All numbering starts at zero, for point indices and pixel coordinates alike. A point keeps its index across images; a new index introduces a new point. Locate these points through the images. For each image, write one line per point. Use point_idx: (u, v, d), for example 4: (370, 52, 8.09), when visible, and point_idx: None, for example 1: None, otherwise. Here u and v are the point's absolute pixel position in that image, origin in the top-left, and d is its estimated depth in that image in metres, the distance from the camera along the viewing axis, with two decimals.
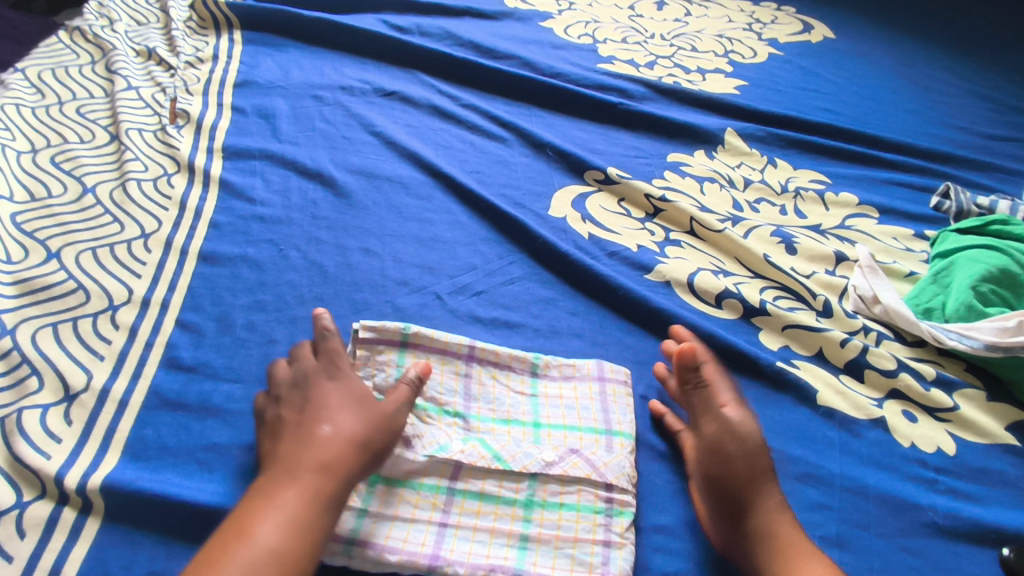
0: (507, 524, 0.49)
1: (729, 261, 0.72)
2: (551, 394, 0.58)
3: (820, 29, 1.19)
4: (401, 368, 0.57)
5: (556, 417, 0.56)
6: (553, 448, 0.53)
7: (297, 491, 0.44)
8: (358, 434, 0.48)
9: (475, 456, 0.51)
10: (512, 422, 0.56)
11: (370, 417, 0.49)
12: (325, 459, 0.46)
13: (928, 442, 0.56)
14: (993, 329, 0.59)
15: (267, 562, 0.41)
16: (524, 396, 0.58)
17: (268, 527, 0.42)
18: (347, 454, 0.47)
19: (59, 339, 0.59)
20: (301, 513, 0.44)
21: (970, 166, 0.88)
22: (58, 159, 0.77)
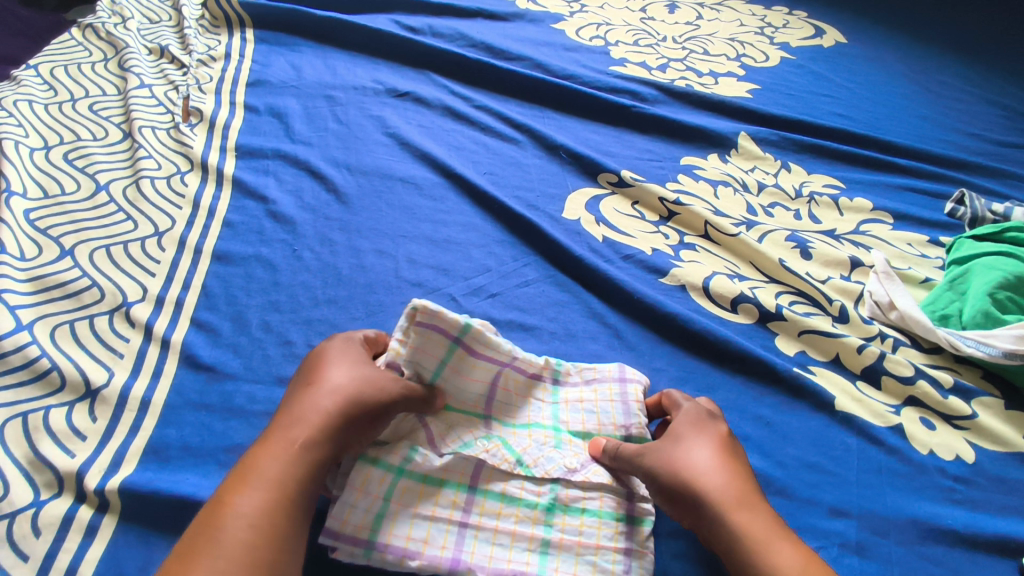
0: (528, 526, 0.48)
1: (744, 265, 0.72)
2: (571, 400, 0.57)
3: (832, 34, 1.19)
4: (446, 367, 0.54)
5: (576, 423, 0.56)
6: (575, 454, 0.53)
7: (273, 454, 0.43)
8: (340, 392, 0.47)
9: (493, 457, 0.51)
10: (536, 430, 0.55)
11: (355, 376, 0.49)
12: (297, 422, 0.45)
13: (947, 450, 0.56)
14: (1011, 337, 0.58)
15: (241, 524, 0.39)
16: (545, 405, 0.57)
17: (243, 492, 0.41)
18: (326, 413, 0.46)
19: (76, 338, 0.59)
20: (277, 473, 0.42)
21: (984, 173, 0.87)
22: (71, 157, 0.77)
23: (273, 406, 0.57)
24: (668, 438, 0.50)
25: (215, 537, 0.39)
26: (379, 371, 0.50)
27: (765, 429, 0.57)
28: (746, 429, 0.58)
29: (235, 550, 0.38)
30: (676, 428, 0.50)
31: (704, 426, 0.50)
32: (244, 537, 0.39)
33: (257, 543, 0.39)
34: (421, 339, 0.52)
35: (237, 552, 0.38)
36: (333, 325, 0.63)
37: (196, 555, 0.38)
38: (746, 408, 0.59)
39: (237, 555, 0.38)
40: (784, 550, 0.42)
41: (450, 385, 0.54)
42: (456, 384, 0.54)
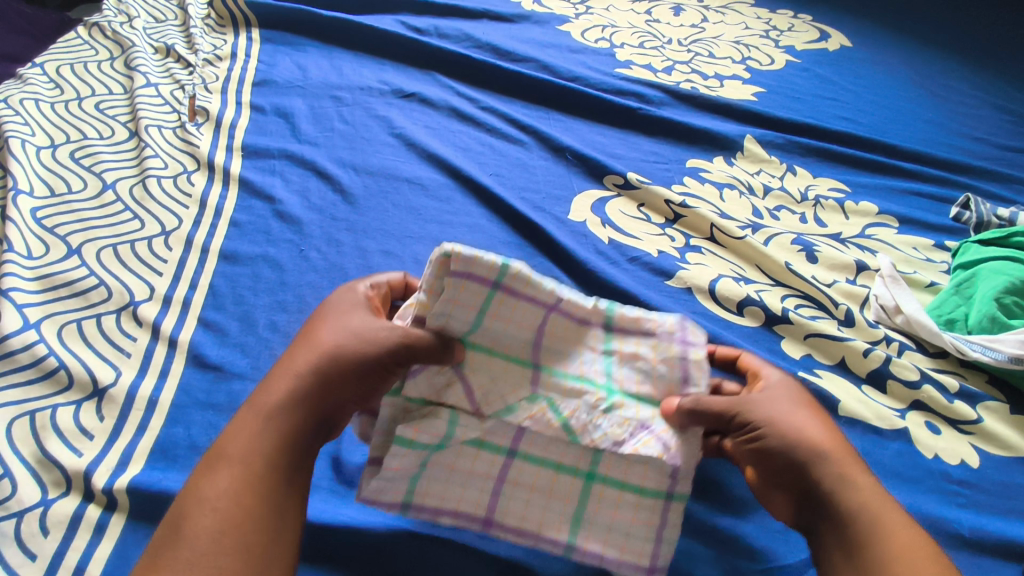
0: (564, 494, 0.49)
1: (750, 269, 0.72)
2: (626, 352, 0.52)
3: (837, 38, 1.19)
4: (484, 313, 0.49)
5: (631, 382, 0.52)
6: (625, 420, 0.50)
7: (244, 432, 0.45)
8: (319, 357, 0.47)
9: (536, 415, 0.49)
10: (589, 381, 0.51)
11: (333, 338, 0.48)
12: (265, 398, 0.46)
13: (952, 454, 0.56)
14: (1016, 341, 0.59)
15: (205, 509, 0.41)
16: (601, 356, 0.52)
17: (213, 475, 0.43)
18: (297, 386, 0.46)
19: (83, 336, 0.59)
20: (246, 451, 0.44)
21: (989, 177, 0.87)
22: (78, 155, 0.77)
23: None
24: (773, 397, 0.49)
25: (183, 519, 0.41)
26: (370, 328, 0.48)
27: None
28: None
29: (200, 534, 0.40)
30: (774, 390, 0.50)
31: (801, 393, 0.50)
32: (207, 518, 0.41)
33: (220, 525, 0.41)
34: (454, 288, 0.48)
35: (202, 539, 0.40)
36: None
37: (169, 544, 0.40)
38: None
39: (202, 539, 0.40)
40: (907, 528, 0.43)
41: (493, 330, 0.50)
42: (498, 332, 0.50)
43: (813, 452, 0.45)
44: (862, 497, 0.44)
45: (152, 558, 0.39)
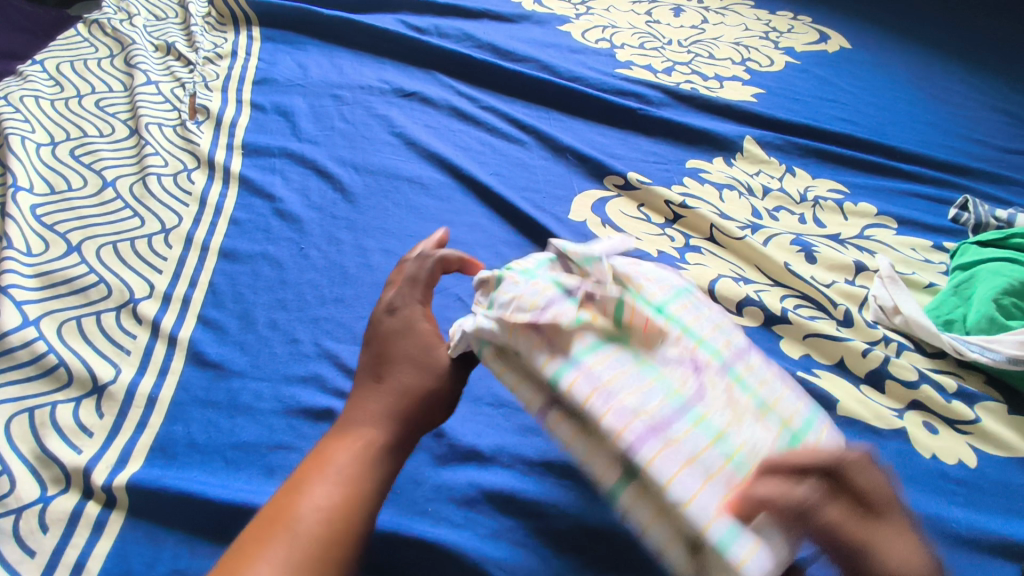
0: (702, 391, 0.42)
1: (749, 269, 0.72)
2: (666, 426, 0.38)
3: (836, 40, 1.19)
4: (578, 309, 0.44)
5: (700, 396, 0.40)
6: (739, 403, 0.41)
7: (345, 448, 0.43)
8: (408, 378, 0.47)
9: (676, 329, 0.45)
10: (681, 386, 0.41)
11: (424, 371, 0.48)
12: (377, 409, 0.46)
13: (950, 454, 0.56)
14: (1014, 342, 0.59)
15: (314, 518, 0.39)
16: (691, 427, 0.38)
17: (316, 483, 0.41)
18: (390, 408, 0.46)
19: (83, 334, 0.59)
20: (348, 464, 0.42)
21: (988, 179, 0.88)
22: (78, 152, 0.77)
23: (281, 404, 0.56)
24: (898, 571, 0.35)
25: (290, 527, 0.39)
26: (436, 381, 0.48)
27: None
28: None
29: (311, 543, 0.38)
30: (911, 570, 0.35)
31: None
32: (318, 530, 0.39)
33: (329, 537, 0.39)
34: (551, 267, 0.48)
35: (310, 547, 0.38)
36: (340, 324, 0.63)
37: (275, 542, 0.38)
38: None
39: (314, 551, 0.38)
40: None
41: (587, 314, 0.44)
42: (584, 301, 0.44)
43: None
44: None
45: (257, 560, 0.37)
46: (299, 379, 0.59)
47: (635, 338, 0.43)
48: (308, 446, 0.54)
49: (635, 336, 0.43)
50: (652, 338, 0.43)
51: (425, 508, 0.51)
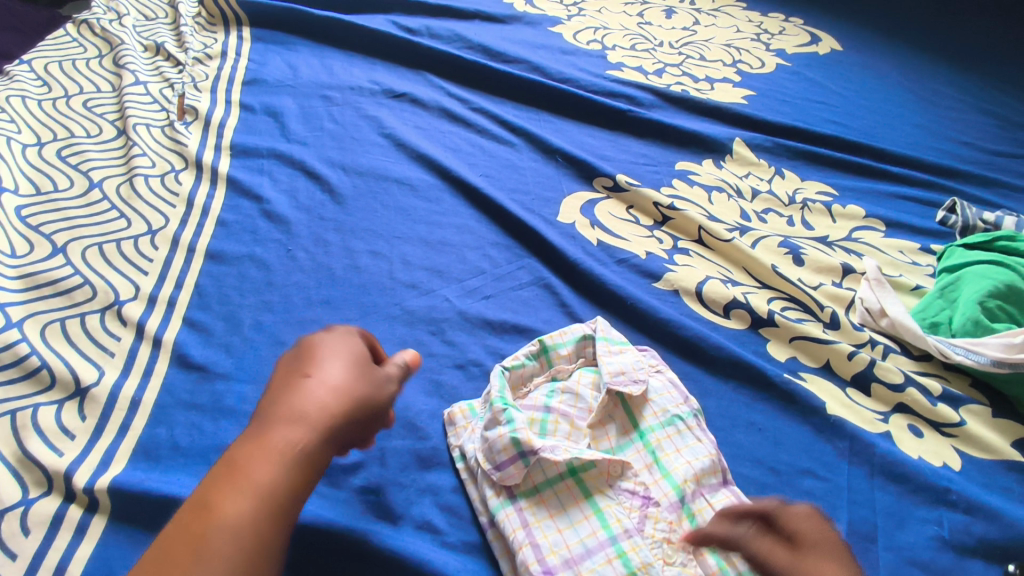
0: (648, 471, 0.52)
1: (737, 271, 0.72)
2: (581, 558, 0.46)
3: (827, 42, 1.20)
4: (557, 408, 0.55)
5: (633, 529, 0.47)
6: (670, 543, 0.46)
7: (265, 456, 0.36)
8: (338, 388, 0.40)
9: (646, 459, 0.52)
10: (614, 522, 0.48)
11: (362, 373, 0.42)
12: (304, 406, 0.38)
13: (935, 456, 0.56)
14: (999, 345, 0.59)
15: (225, 543, 0.33)
16: (608, 560, 0.45)
17: (227, 499, 0.34)
18: (322, 408, 0.38)
19: (66, 336, 0.59)
20: (271, 480, 0.35)
21: (975, 181, 0.88)
22: (65, 153, 0.77)
23: None
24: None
25: (195, 557, 0.32)
26: (376, 387, 0.42)
27: (756, 435, 0.58)
28: (737, 433, 0.58)
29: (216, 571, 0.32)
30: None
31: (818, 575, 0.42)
32: (229, 560, 0.33)
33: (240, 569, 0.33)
34: (578, 347, 0.60)
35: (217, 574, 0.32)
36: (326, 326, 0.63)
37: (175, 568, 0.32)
38: (739, 414, 0.59)
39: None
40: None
41: (579, 392, 0.57)
42: (574, 405, 0.56)
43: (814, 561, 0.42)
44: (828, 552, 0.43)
45: None
46: None
47: (594, 472, 0.51)
48: None
49: (597, 468, 0.51)
50: (612, 473, 0.51)
51: (409, 511, 0.51)
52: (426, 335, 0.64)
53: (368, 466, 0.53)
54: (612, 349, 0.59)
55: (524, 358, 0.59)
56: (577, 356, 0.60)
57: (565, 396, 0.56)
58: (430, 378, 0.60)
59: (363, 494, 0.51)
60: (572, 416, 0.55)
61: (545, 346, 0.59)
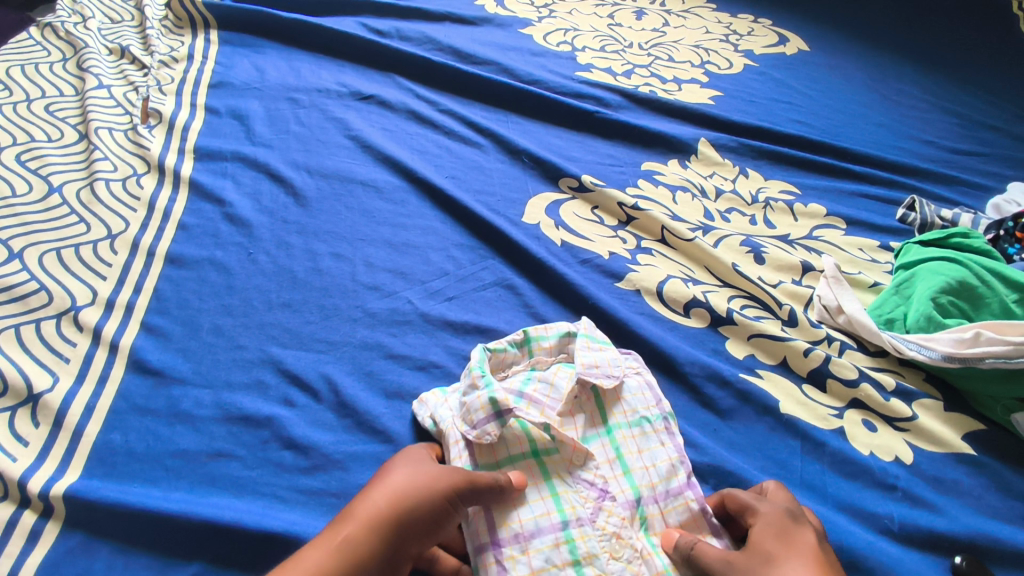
0: (610, 469, 0.51)
1: (698, 270, 0.73)
2: (530, 536, 0.46)
3: (795, 42, 1.21)
4: (529, 390, 0.54)
5: (586, 519, 0.48)
6: (619, 538, 0.47)
7: (320, 547, 0.42)
8: (398, 486, 0.45)
9: (609, 454, 0.52)
10: (568, 507, 0.48)
11: (427, 470, 0.47)
12: (363, 508, 0.44)
13: (886, 451, 0.57)
14: (950, 340, 0.60)
15: None
16: (555, 544, 0.46)
17: None
18: (380, 507, 0.44)
19: (21, 342, 0.58)
20: (317, 567, 0.41)
21: (935, 179, 0.89)
22: (24, 158, 0.76)
23: (225, 412, 0.56)
24: (758, 558, 0.43)
25: None
26: (438, 480, 0.46)
27: (712, 435, 0.58)
28: (694, 430, 0.58)
29: None
30: (765, 545, 0.44)
31: (776, 522, 0.45)
32: None
33: None
34: (560, 342, 0.60)
35: None
36: (286, 330, 0.63)
37: None
38: (696, 414, 0.60)
39: None
40: (799, 536, 0.44)
41: (557, 382, 0.55)
42: (547, 394, 0.54)
43: (777, 531, 0.45)
44: (774, 528, 0.45)
45: None
46: (243, 386, 0.58)
47: (556, 457, 0.51)
48: (250, 455, 0.54)
49: (561, 453, 0.52)
50: (574, 462, 0.51)
51: None
52: (387, 337, 0.64)
53: (327, 470, 0.53)
54: (593, 345, 0.58)
55: (505, 344, 0.58)
56: (557, 351, 0.60)
57: (541, 386, 0.55)
58: (389, 380, 0.60)
59: (321, 496, 0.52)
60: (544, 405, 0.54)
61: (529, 336, 0.59)
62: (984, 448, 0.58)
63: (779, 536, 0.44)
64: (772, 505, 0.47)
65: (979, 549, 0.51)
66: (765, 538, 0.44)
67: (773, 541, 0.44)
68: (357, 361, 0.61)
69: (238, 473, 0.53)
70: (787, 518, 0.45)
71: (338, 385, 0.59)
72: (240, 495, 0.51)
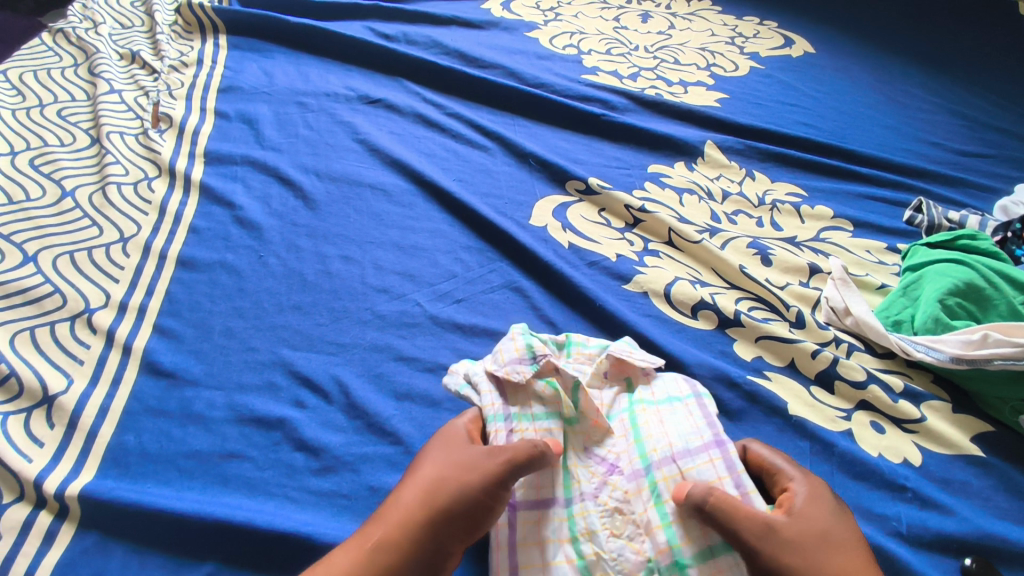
0: (622, 445, 0.52)
1: (706, 272, 0.73)
2: (542, 504, 0.48)
3: (800, 45, 1.21)
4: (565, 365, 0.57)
5: (589, 495, 0.50)
6: (619, 514, 0.48)
7: (354, 549, 0.43)
8: (432, 485, 0.46)
9: (626, 428, 0.53)
10: (575, 484, 0.50)
11: (463, 464, 0.47)
12: (398, 508, 0.45)
13: (895, 453, 0.57)
14: (958, 342, 0.60)
15: None
16: (559, 517, 0.48)
17: None
18: (414, 508, 0.45)
19: (36, 344, 0.59)
20: (346, 569, 0.42)
21: (943, 181, 0.89)
22: (38, 162, 0.77)
23: (236, 413, 0.57)
24: (813, 533, 0.44)
25: None
26: (473, 477, 0.45)
27: None
28: None
29: None
30: (816, 520, 0.45)
31: (825, 501, 0.46)
32: None
33: None
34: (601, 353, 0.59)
35: None
36: (296, 332, 0.64)
37: None
38: None
39: None
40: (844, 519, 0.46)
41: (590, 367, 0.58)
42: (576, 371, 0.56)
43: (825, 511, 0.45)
44: (823, 507, 0.46)
45: None
46: (254, 388, 0.59)
47: (577, 428, 0.54)
48: (262, 456, 0.54)
49: (582, 426, 0.54)
50: (591, 437, 0.54)
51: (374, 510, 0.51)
52: (396, 339, 0.64)
53: (338, 471, 0.54)
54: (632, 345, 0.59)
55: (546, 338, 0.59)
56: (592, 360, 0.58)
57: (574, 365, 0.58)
58: (398, 382, 0.60)
59: (332, 497, 0.52)
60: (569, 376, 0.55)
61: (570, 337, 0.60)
62: (992, 450, 0.58)
63: (827, 513, 0.45)
64: (814, 483, 0.47)
65: (988, 550, 0.51)
66: (817, 513, 0.45)
67: (824, 520, 0.45)
68: (366, 363, 0.62)
69: (250, 474, 0.53)
70: (832, 499, 0.47)
71: (349, 387, 0.59)
72: (252, 496, 0.52)
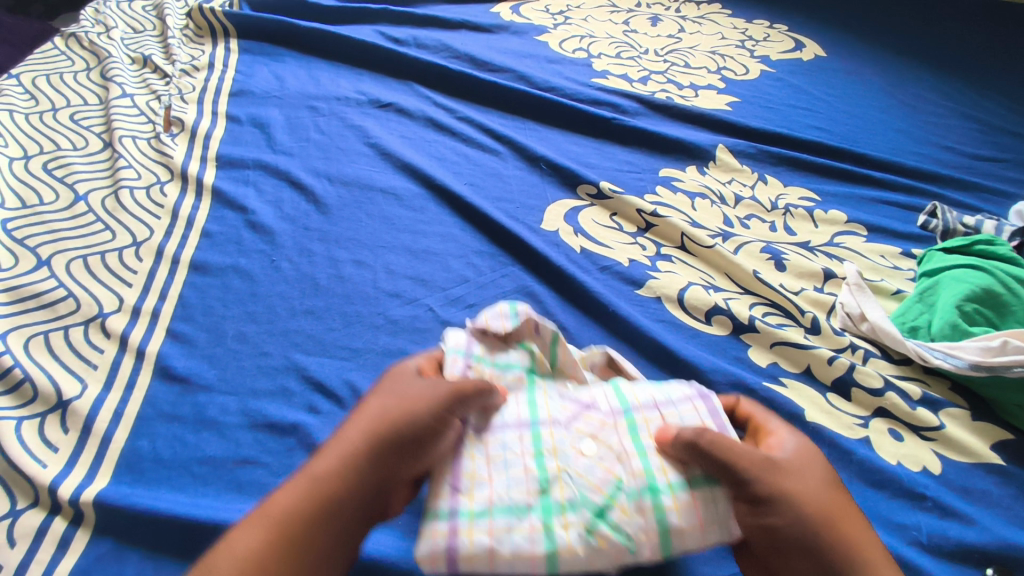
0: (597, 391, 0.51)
1: (719, 277, 0.73)
2: (495, 428, 0.47)
3: (811, 48, 1.21)
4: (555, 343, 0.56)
5: (560, 420, 0.48)
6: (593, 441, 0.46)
7: (293, 484, 0.39)
8: (376, 415, 0.42)
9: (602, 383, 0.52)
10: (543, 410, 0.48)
11: (409, 394, 0.44)
12: (340, 441, 0.41)
13: (914, 461, 0.57)
14: (976, 349, 0.59)
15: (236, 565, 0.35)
16: (519, 437, 0.46)
17: (246, 527, 0.37)
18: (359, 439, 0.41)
19: (50, 349, 0.59)
20: (291, 507, 0.38)
21: (958, 186, 0.88)
22: (51, 166, 0.77)
23: (250, 418, 0.57)
24: (807, 473, 0.43)
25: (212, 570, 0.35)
26: (421, 406, 0.43)
27: None
28: None
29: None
30: (811, 465, 0.44)
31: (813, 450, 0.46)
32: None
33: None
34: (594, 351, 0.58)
35: None
36: (309, 337, 0.64)
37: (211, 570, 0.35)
38: None
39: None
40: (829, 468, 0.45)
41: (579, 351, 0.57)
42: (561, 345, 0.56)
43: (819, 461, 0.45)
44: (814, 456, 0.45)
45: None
46: (267, 393, 0.59)
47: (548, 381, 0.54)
48: (275, 462, 0.54)
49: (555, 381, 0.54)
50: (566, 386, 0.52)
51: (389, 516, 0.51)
52: (408, 344, 0.64)
53: None
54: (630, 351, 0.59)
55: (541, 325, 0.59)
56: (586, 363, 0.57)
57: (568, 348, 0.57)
58: None
59: None
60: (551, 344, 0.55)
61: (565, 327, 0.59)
62: (1013, 458, 0.57)
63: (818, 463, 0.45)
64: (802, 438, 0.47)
65: (1010, 560, 0.50)
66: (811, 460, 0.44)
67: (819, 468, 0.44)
68: (379, 368, 0.62)
69: (264, 480, 0.53)
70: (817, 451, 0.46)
71: (362, 392, 0.59)
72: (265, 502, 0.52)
